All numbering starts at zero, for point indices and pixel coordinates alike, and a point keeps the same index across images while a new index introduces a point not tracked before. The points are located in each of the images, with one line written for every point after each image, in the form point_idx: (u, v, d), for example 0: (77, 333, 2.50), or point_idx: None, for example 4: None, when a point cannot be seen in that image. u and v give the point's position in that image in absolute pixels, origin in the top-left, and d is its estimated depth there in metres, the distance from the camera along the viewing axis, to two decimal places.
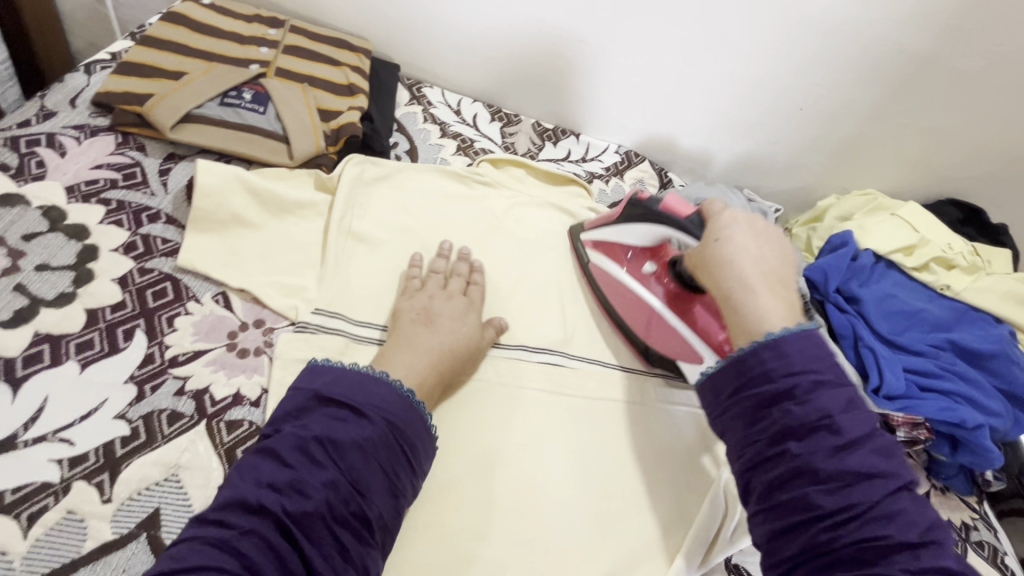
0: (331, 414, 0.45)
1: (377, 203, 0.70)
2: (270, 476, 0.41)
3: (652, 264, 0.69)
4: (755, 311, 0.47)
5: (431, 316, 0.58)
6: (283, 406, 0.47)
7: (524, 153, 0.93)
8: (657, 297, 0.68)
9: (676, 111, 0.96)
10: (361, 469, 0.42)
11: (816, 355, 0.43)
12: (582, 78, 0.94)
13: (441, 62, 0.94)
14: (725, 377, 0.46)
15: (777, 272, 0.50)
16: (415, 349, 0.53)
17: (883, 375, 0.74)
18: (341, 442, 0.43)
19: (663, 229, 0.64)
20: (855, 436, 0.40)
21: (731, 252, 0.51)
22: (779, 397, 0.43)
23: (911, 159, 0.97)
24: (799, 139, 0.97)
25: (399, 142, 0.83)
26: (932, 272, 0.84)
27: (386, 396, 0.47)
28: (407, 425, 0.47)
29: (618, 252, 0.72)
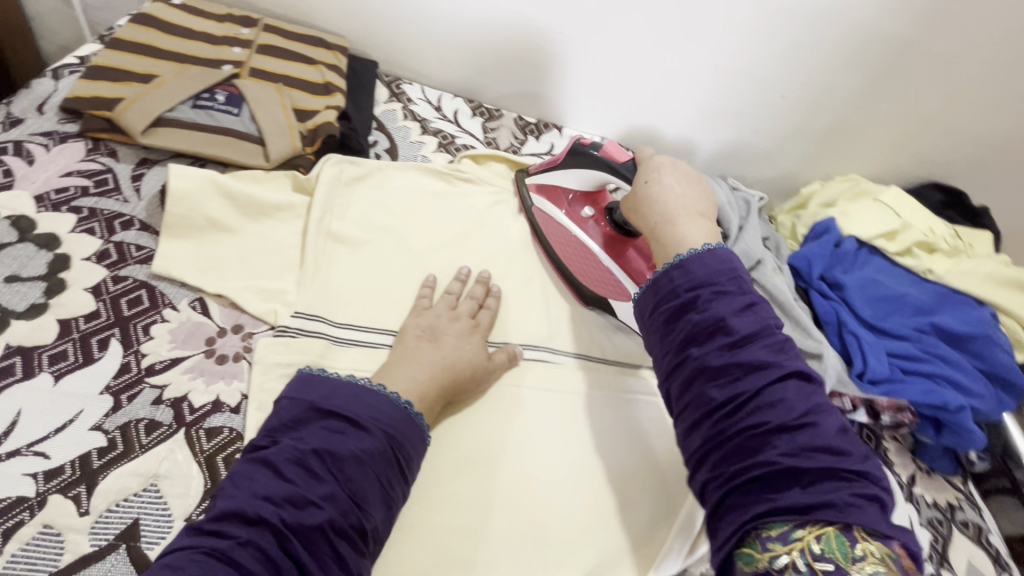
0: (328, 425, 0.44)
1: (356, 203, 0.70)
2: (268, 489, 0.40)
3: (591, 209, 0.73)
4: (674, 238, 0.54)
5: (436, 334, 0.58)
6: (274, 415, 0.46)
7: (506, 148, 0.93)
8: (592, 239, 0.72)
9: (658, 102, 0.96)
10: (360, 481, 0.42)
11: (717, 269, 0.49)
12: (562, 70, 0.93)
13: (419, 57, 0.93)
14: (645, 298, 0.51)
15: (698, 207, 0.58)
16: (415, 363, 0.53)
17: (867, 360, 0.75)
18: (339, 454, 0.43)
19: (600, 172, 0.68)
20: (747, 333, 0.45)
21: (656, 190, 0.59)
22: (684, 309, 0.48)
23: (893, 144, 0.97)
24: (781, 127, 0.97)
25: (378, 140, 0.82)
26: (914, 257, 0.84)
27: (384, 406, 0.47)
28: (406, 436, 0.47)
29: (560, 197, 0.75)
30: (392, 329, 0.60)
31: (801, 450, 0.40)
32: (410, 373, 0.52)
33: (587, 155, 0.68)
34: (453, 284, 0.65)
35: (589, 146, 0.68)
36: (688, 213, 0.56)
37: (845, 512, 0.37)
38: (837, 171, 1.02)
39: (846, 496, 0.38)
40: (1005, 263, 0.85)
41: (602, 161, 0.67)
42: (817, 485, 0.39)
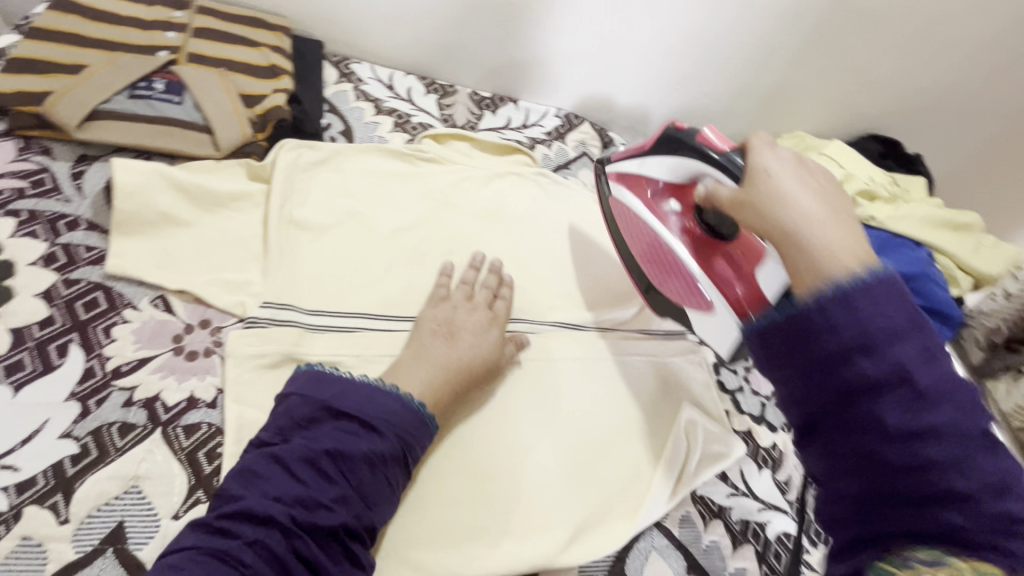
0: (339, 427, 0.46)
1: (315, 189, 0.68)
2: (280, 491, 0.43)
3: (676, 204, 0.64)
4: (820, 245, 0.40)
5: (453, 329, 0.58)
6: (283, 411, 0.47)
7: (464, 124, 0.92)
8: (678, 240, 0.63)
9: (611, 69, 0.97)
10: (370, 483, 0.45)
11: (896, 299, 0.35)
12: (514, 41, 0.92)
13: (367, 36, 0.90)
14: (783, 328, 0.38)
15: (839, 208, 0.44)
16: (431, 361, 0.54)
17: None
18: (352, 457, 0.45)
19: (694, 163, 0.58)
20: (933, 387, 0.33)
21: (783, 187, 0.44)
22: (849, 352, 0.34)
23: (833, 99, 1.01)
24: (730, 88, 0.99)
25: (332, 122, 0.80)
26: (858, 205, 0.89)
27: (393, 406, 0.48)
28: (415, 437, 0.48)
29: (641, 184, 0.66)
30: (366, 312, 0.60)
31: (992, 522, 0.31)
32: (426, 376, 0.52)
33: (680, 141, 0.59)
34: (468, 275, 0.65)
35: (687, 130, 0.59)
36: (827, 214, 0.42)
37: None
38: (784, 129, 1.06)
39: None
40: (938, 206, 0.91)
41: (696, 147, 0.57)
42: (1004, 554, 0.31)
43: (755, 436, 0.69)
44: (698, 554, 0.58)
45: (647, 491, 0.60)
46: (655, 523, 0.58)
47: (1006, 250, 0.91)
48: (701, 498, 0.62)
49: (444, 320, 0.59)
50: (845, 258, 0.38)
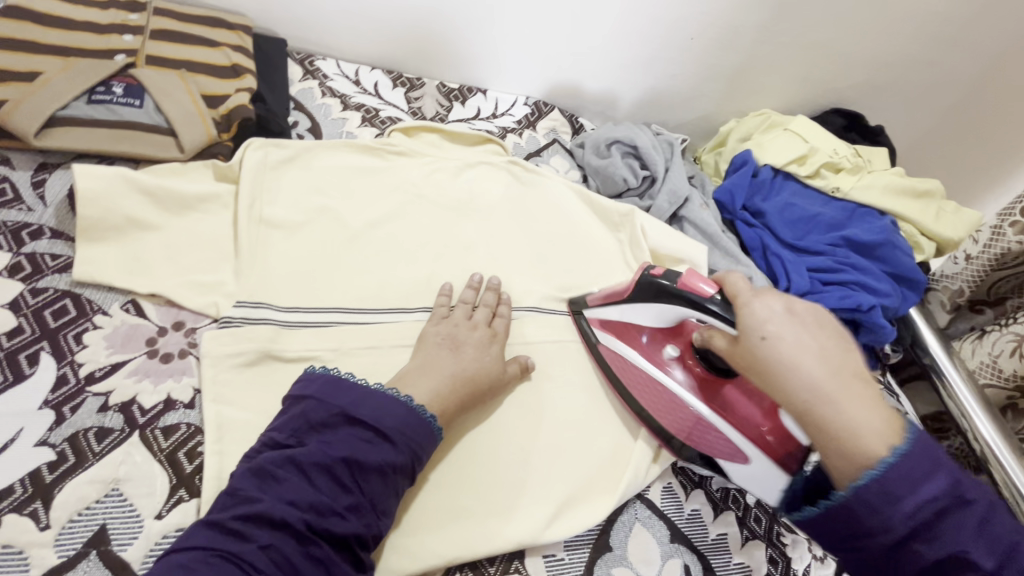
0: (357, 437, 0.46)
1: (285, 186, 0.68)
2: (295, 495, 0.43)
3: (673, 348, 0.63)
4: (843, 426, 0.41)
5: (458, 344, 0.59)
6: (297, 414, 0.47)
7: (433, 117, 0.92)
8: (688, 391, 0.61)
9: (577, 56, 0.98)
10: (381, 494, 0.45)
11: (926, 460, 0.39)
12: (478, 31, 0.92)
13: (329, 32, 0.89)
14: (831, 526, 0.42)
15: (840, 349, 0.44)
16: (434, 372, 0.54)
17: (790, 277, 0.81)
18: (368, 467, 0.45)
19: (681, 310, 0.57)
20: (988, 563, 0.38)
21: (786, 348, 0.44)
22: (907, 541, 0.39)
23: (795, 76, 1.03)
24: (695, 69, 1.01)
25: (298, 120, 0.79)
26: (823, 178, 0.91)
27: (405, 416, 0.48)
28: (424, 448, 0.49)
29: (631, 333, 0.65)
30: (342, 306, 0.61)
31: None
32: (432, 388, 0.52)
33: (659, 287, 0.59)
34: (466, 292, 0.65)
35: (663, 279, 0.59)
36: (830, 369, 0.42)
37: None
38: (750, 107, 1.08)
39: None
40: (901, 175, 0.94)
41: (683, 296, 0.56)
42: None
43: None
44: (680, 523, 0.60)
45: (627, 466, 0.61)
46: (637, 495, 0.60)
47: (966, 214, 0.94)
48: (683, 469, 0.64)
49: (448, 335, 0.60)
50: (873, 446, 0.40)
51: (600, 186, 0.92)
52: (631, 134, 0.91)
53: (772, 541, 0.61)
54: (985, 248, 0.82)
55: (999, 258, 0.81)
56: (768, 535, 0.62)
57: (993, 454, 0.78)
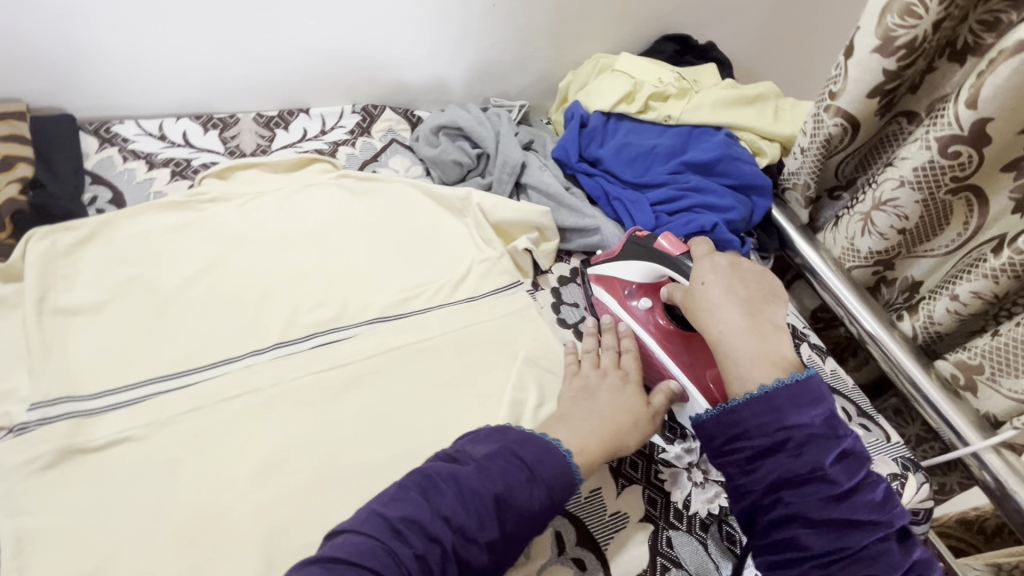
0: (543, 473, 0.48)
1: (83, 268, 0.65)
2: (450, 512, 0.44)
3: (648, 300, 0.70)
4: (747, 353, 0.50)
5: (592, 392, 0.61)
6: (464, 447, 0.50)
7: (254, 151, 0.89)
8: (657, 339, 0.67)
9: (388, 51, 0.95)
10: (487, 542, 0.44)
11: (822, 392, 0.47)
12: (273, 51, 0.89)
13: (118, 95, 0.85)
14: (716, 427, 0.48)
15: (766, 308, 0.54)
16: (580, 419, 0.57)
17: (633, 217, 0.82)
18: (515, 505, 0.46)
19: (658, 267, 0.67)
20: (846, 485, 0.43)
21: (715, 292, 0.55)
22: (774, 448, 0.45)
23: (613, 15, 1.03)
24: (510, 33, 0.99)
25: (98, 193, 0.76)
26: (653, 110, 0.91)
27: (562, 459, 0.50)
28: (561, 492, 0.49)
29: (617, 286, 0.73)
30: (156, 376, 0.59)
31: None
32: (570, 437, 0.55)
33: (644, 248, 0.70)
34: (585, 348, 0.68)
35: (647, 240, 0.70)
36: (751, 314, 0.52)
37: None
38: (582, 56, 1.07)
39: None
40: (730, 85, 0.94)
41: (654, 254, 0.68)
42: None
43: None
44: None
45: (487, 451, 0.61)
46: None
47: (802, 106, 0.95)
48: None
49: (581, 384, 0.62)
50: (770, 374, 0.48)
51: (442, 176, 0.89)
52: (455, 117, 0.91)
53: (651, 481, 0.63)
54: (813, 137, 0.83)
55: (826, 144, 0.81)
56: (647, 476, 0.63)
57: (869, 332, 0.81)
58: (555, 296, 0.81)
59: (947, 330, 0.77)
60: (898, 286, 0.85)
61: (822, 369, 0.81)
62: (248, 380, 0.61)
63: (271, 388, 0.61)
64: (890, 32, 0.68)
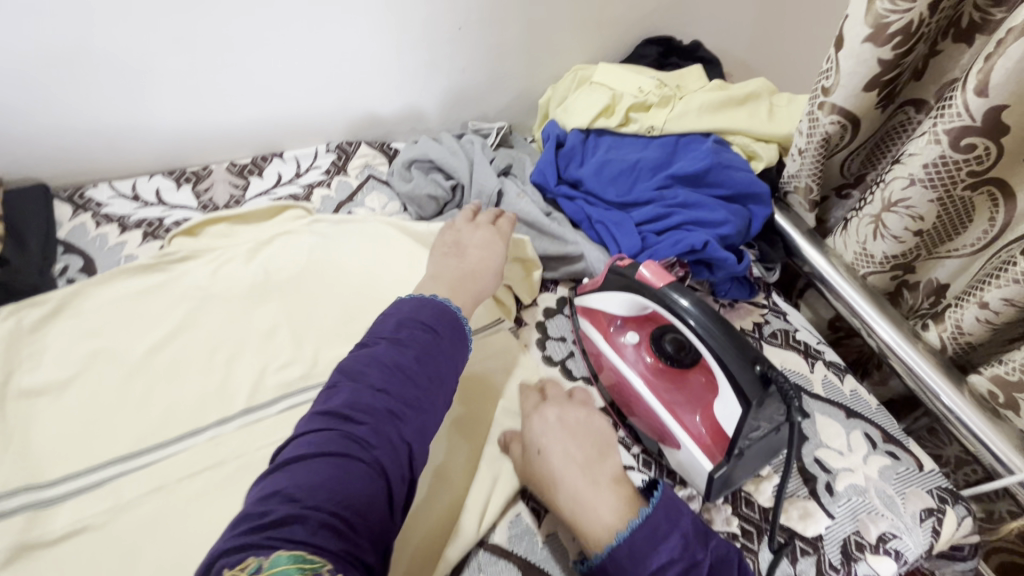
0: (438, 330, 0.56)
1: (49, 345, 0.64)
2: (385, 385, 0.49)
3: (635, 336, 0.67)
4: (590, 512, 0.49)
5: (462, 253, 0.69)
6: (379, 326, 0.55)
7: (227, 202, 0.87)
8: (646, 377, 0.63)
9: (356, 85, 0.93)
10: (422, 411, 0.50)
11: (673, 519, 0.47)
12: (241, 99, 0.88)
13: (91, 159, 0.85)
14: None
15: (602, 456, 0.54)
16: (445, 275, 0.65)
17: (618, 241, 0.77)
18: (433, 362, 0.53)
19: (642, 300, 0.62)
20: None
21: (550, 457, 0.54)
22: None
23: (587, 25, 0.98)
24: (482, 54, 0.96)
25: (70, 262, 0.76)
26: (635, 121, 0.85)
27: (454, 318, 0.58)
28: (460, 346, 0.57)
29: (603, 320, 0.69)
30: (118, 455, 0.57)
31: None
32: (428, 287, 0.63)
33: (623, 279, 0.64)
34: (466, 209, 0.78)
35: (630, 269, 0.64)
36: (591, 471, 0.52)
37: None
38: (560, 69, 1.03)
39: None
40: (717, 87, 0.88)
41: (636, 286, 0.62)
42: None
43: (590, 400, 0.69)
44: (534, 558, 0.55)
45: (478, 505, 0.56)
46: (476, 545, 0.55)
47: (799, 102, 0.88)
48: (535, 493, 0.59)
49: (451, 242, 0.71)
50: (614, 526, 0.48)
51: (418, 212, 0.86)
52: (425, 149, 0.87)
53: None
54: (808, 137, 0.76)
55: (825, 144, 0.74)
56: None
57: (893, 349, 0.72)
58: (540, 332, 0.75)
59: (980, 340, 0.68)
60: (922, 291, 0.77)
61: (841, 391, 0.73)
62: (214, 453, 0.59)
63: (237, 459, 0.59)
64: (881, 19, 0.61)
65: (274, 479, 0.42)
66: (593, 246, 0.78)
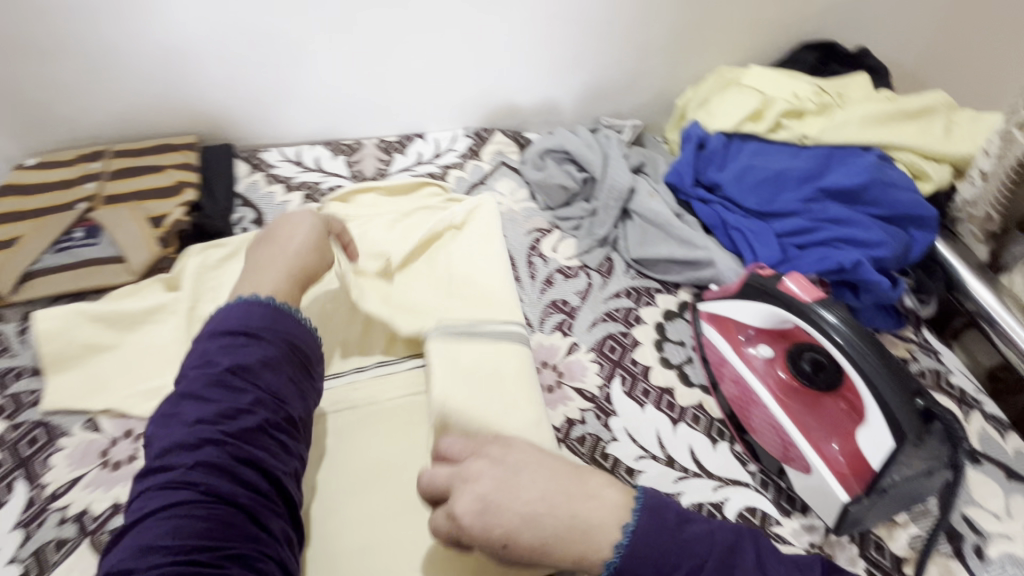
0: (268, 332, 0.53)
1: (228, 281, 0.74)
2: (200, 415, 0.47)
3: (769, 350, 0.65)
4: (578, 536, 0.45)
5: (270, 246, 0.63)
6: (201, 350, 0.51)
7: (374, 174, 0.95)
8: (777, 395, 0.61)
9: (500, 75, 0.97)
10: (275, 384, 0.51)
11: (658, 529, 0.45)
12: (399, 81, 0.95)
13: (267, 127, 0.97)
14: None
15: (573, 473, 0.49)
16: (262, 270, 0.60)
17: (755, 250, 0.73)
18: (261, 361, 0.51)
19: (783, 313, 0.60)
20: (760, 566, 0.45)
21: (502, 496, 0.46)
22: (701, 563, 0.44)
23: (740, 27, 0.95)
24: (626, 51, 0.95)
25: (245, 214, 0.86)
26: (786, 128, 0.81)
27: (270, 312, 0.55)
28: (300, 339, 0.55)
29: (732, 329, 0.67)
30: None
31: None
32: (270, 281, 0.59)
33: (763, 288, 0.62)
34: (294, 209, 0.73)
35: (771, 279, 0.62)
36: (575, 490, 0.47)
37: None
38: (704, 70, 1.00)
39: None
40: (885, 98, 0.81)
41: (779, 298, 0.59)
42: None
43: (707, 409, 0.66)
44: None
45: None
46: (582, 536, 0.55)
47: (983, 121, 0.79)
48: None
49: (269, 237, 0.65)
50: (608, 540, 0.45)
51: (547, 200, 0.88)
52: (562, 139, 0.89)
53: None
54: (998, 160, 0.68)
55: (1019, 169, 0.67)
56: None
57: None
58: (659, 332, 0.74)
59: None
60: None
61: (1002, 448, 0.64)
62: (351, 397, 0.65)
63: (370, 406, 0.64)
64: None
65: (130, 542, 0.42)
66: (726, 252, 0.76)
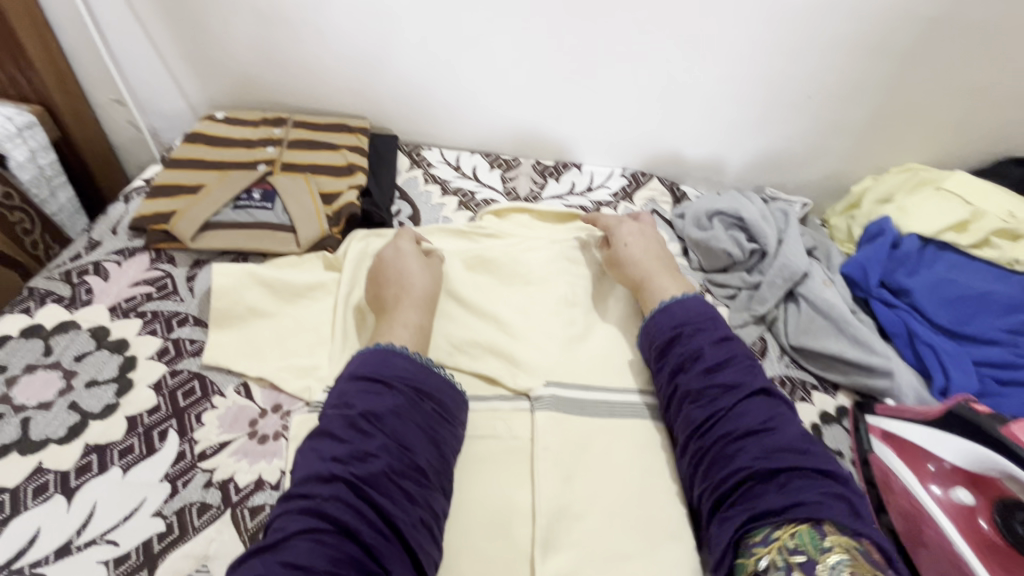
0: (399, 379, 0.51)
1: None
2: (334, 452, 0.45)
3: (967, 493, 0.57)
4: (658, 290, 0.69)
5: (403, 279, 0.64)
6: (338, 390, 0.51)
7: (527, 194, 0.93)
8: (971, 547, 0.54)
9: (678, 125, 0.94)
10: (402, 430, 0.48)
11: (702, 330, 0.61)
12: (574, 113, 0.94)
13: (433, 127, 0.97)
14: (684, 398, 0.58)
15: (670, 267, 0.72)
16: (404, 307, 0.61)
17: (949, 374, 0.67)
18: (390, 413, 0.48)
19: (1004, 462, 0.53)
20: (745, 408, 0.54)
21: (632, 252, 0.73)
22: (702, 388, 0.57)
23: (944, 128, 0.89)
24: (815, 126, 0.91)
25: (401, 208, 0.86)
26: (995, 247, 0.75)
27: (401, 359, 0.53)
28: (427, 383, 0.52)
29: (918, 458, 0.61)
30: None
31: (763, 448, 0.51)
32: (415, 318, 0.60)
33: (977, 426, 0.56)
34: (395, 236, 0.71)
35: (989, 420, 0.55)
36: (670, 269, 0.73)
37: (816, 510, 0.46)
38: (889, 162, 0.95)
39: (816, 491, 0.47)
40: None
41: (1001, 443, 0.54)
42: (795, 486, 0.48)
43: None
44: None
45: None
46: None
47: None
48: None
49: (391, 272, 0.65)
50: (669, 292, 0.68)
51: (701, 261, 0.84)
52: (736, 204, 0.85)
53: None
54: None
55: None
56: None
57: None
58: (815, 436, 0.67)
59: None
60: None
61: None
62: (493, 426, 0.61)
63: (512, 440, 0.61)
64: None
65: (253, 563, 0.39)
66: (909, 368, 0.69)
